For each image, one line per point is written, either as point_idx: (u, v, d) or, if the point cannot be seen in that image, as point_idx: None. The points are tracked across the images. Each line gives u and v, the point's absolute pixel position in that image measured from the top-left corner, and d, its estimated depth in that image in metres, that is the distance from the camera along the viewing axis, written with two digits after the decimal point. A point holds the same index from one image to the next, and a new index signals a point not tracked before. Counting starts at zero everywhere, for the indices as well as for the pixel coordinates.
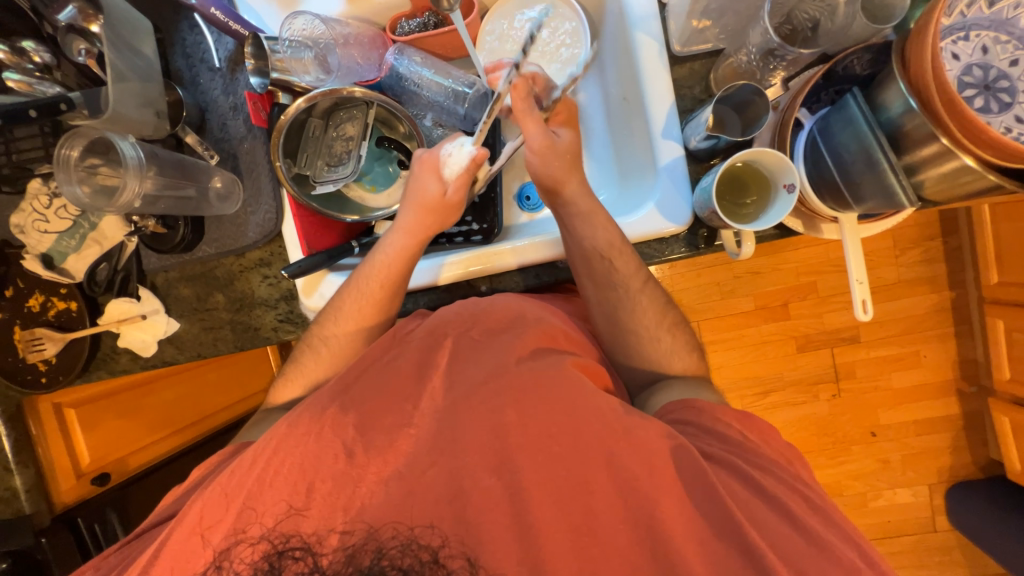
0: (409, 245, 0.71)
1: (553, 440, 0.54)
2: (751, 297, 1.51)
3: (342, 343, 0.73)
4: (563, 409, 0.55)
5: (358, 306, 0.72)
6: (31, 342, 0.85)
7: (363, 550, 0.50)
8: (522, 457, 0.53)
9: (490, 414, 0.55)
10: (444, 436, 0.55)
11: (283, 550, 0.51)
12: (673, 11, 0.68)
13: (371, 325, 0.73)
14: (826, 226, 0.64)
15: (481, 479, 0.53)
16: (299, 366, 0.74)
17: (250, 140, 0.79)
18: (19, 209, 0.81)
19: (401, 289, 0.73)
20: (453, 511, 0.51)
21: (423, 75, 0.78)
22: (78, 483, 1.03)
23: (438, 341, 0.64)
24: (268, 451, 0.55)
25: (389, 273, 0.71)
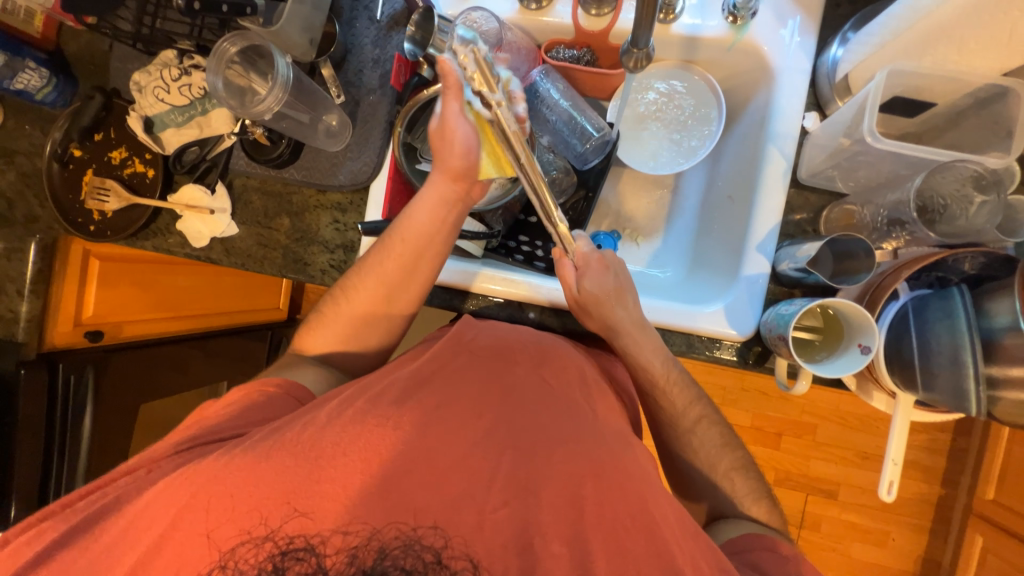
0: (431, 201, 0.70)
1: (627, 534, 0.53)
2: (749, 414, 1.51)
3: (364, 301, 0.74)
4: (641, 509, 0.54)
5: (380, 270, 0.72)
6: (97, 189, 0.87)
7: (365, 550, 0.49)
8: (594, 535, 0.53)
9: (569, 482, 0.55)
10: (522, 479, 0.55)
11: (286, 551, 0.49)
12: (812, 142, 0.70)
13: (393, 284, 0.73)
14: (878, 394, 0.65)
15: (553, 546, 0.52)
16: (318, 318, 0.76)
17: (377, 95, 0.81)
18: (145, 70, 0.85)
19: (429, 252, 0.72)
20: (521, 563, 0.50)
21: (558, 102, 0.80)
22: (72, 330, 1.01)
23: (507, 366, 0.66)
24: (341, 421, 0.56)
25: (413, 231, 0.71)
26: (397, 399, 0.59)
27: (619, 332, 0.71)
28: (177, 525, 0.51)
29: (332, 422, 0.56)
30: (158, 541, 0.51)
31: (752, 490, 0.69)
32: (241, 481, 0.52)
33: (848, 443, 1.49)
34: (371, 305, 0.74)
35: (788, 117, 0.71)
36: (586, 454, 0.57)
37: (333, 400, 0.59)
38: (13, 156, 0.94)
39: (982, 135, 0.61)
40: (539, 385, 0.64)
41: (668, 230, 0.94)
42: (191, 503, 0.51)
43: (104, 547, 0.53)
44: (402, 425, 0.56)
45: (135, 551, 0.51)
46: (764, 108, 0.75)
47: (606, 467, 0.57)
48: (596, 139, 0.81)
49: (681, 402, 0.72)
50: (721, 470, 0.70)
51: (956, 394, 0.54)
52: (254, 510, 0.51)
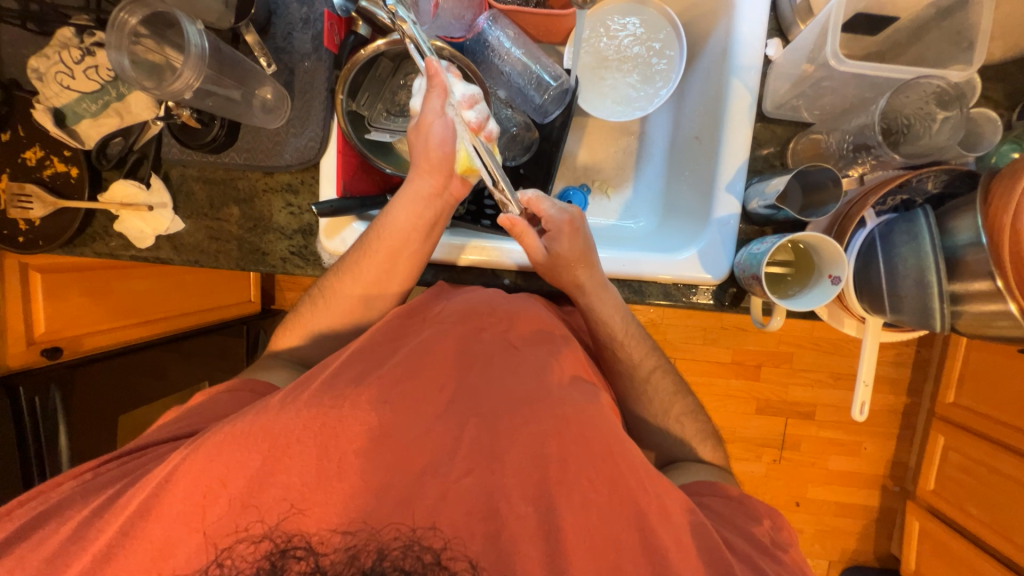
0: (411, 201, 0.68)
1: (592, 486, 0.53)
2: (730, 350, 1.56)
3: (343, 303, 0.72)
4: (605, 457, 0.54)
5: (363, 273, 0.70)
6: (17, 196, 0.78)
7: (365, 551, 0.48)
8: (558, 492, 0.53)
9: (542, 439, 0.55)
10: (485, 445, 0.55)
11: (284, 550, 0.49)
12: (776, 71, 0.68)
13: (373, 286, 0.71)
14: (849, 321, 0.67)
15: (519, 506, 0.52)
16: (299, 316, 0.74)
17: (312, 60, 0.75)
18: (43, 54, 0.75)
19: (407, 250, 0.70)
20: (487, 525, 0.51)
21: (511, 52, 0.74)
22: (27, 350, 0.95)
23: (473, 333, 0.65)
24: (302, 410, 0.54)
25: (393, 233, 0.68)
26: (352, 376, 0.58)
27: (583, 291, 0.70)
28: (131, 532, 0.49)
29: (284, 412, 0.54)
30: (105, 552, 0.49)
31: (700, 431, 0.73)
32: (191, 483, 0.50)
33: (823, 366, 1.57)
34: (350, 308, 0.72)
35: (751, 45, 0.68)
36: (550, 409, 0.57)
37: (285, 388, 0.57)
38: None
39: (944, 47, 0.59)
40: (506, 349, 0.64)
41: (637, 178, 0.91)
42: (143, 505, 0.50)
43: (46, 557, 0.50)
44: (361, 404, 0.55)
45: (80, 562, 0.49)
46: (725, 39, 0.71)
47: (571, 419, 0.56)
48: (554, 89, 0.75)
49: (638, 352, 0.73)
50: (674, 415, 0.73)
51: (922, 313, 0.54)
52: (227, 513, 0.50)
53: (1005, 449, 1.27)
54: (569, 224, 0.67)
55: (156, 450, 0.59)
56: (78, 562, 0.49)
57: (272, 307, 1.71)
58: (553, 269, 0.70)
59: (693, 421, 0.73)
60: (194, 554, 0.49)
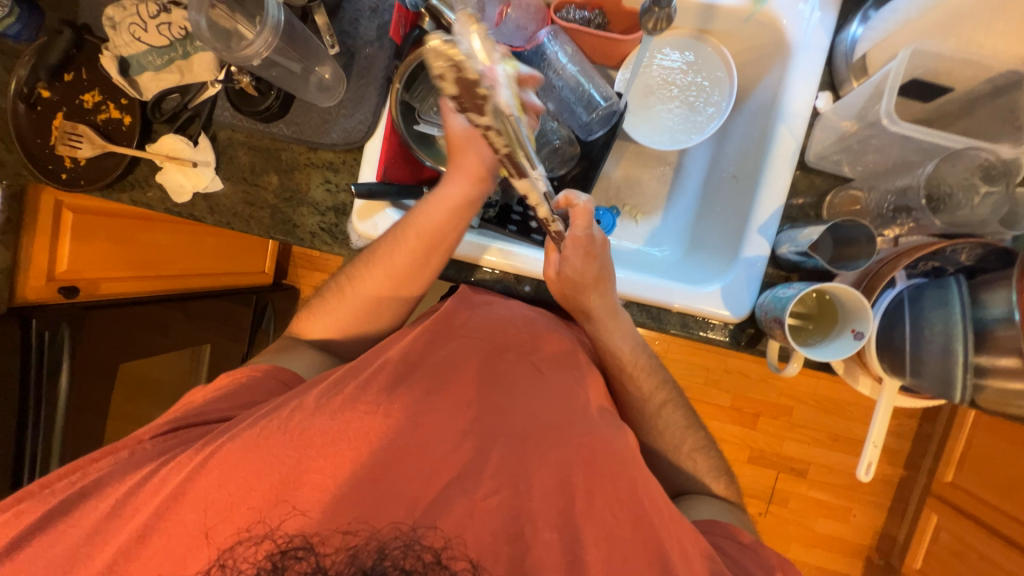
0: (450, 198, 0.67)
1: (608, 512, 0.54)
2: (730, 395, 1.55)
3: (372, 289, 0.73)
4: (631, 497, 0.55)
5: (394, 264, 0.71)
6: (68, 134, 0.81)
7: (365, 551, 0.48)
8: (583, 523, 0.53)
9: (560, 469, 0.55)
10: (514, 464, 0.55)
11: (285, 551, 0.48)
12: (823, 123, 0.69)
13: (402, 276, 0.71)
14: (864, 379, 0.67)
15: (544, 534, 0.52)
16: (325, 303, 0.75)
17: (374, 47, 0.77)
18: (119, 5, 0.78)
19: (443, 245, 0.70)
20: (512, 551, 0.50)
21: (566, 67, 0.76)
22: (46, 285, 0.97)
23: (499, 345, 0.65)
24: (332, 406, 0.55)
25: (428, 226, 0.68)
26: (380, 379, 0.58)
27: (594, 318, 0.71)
28: (167, 512, 0.50)
29: (321, 408, 0.55)
30: (143, 530, 0.50)
31: (712, 468, 0.72)
32: (229, 465, 0.51)
33: (821, 424, 1.55)
34: (377, 295, 0.73)
35: (801, 95, 0.69)
36: (580, 437, 0.58)
37: (321, 385, 0.58)
38: None
39: (995, 123, 0.60)
40: (531, 371, 0.64)
41: (667, 209, 0.92)
42: (178, 488, 0.51)
43: (85, 532, 0.52)
44: (393, 411, 0.55)
45: (119, 528, 0.51)
46: (777, 85, 0.72)
47: (597, 453, 0.57)
48: (603, 109, 0.78)
49: (648, 386, 0.73)
50: (685, 451, 0.72)
51: (943, 380, 0.54)
52: (253, 507, 0.50)
53: (1001, 538, 1.24)
54: (591, 249, 0.64)
55: (191, 430, 0.60)
56: (119, 536, 0.51)
57: (283, 281, 1.73)
58: (568, 291, 0.70)
59: (705, 457, 0.73)
60: (219, 541, 0.49)
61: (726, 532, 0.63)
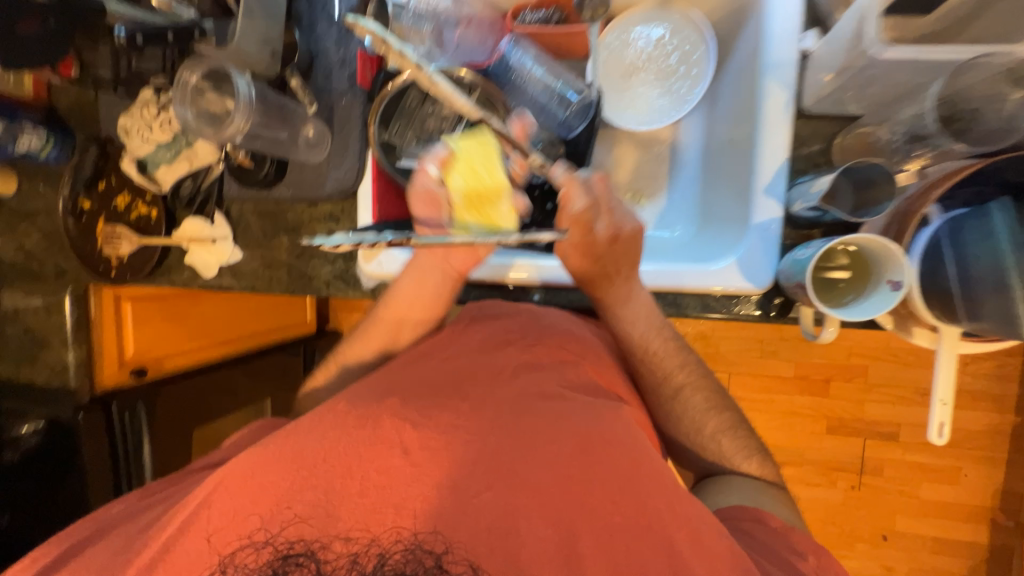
0: (418, 272, 0.72)
1: (618, 510, 0.48)
2: (792, 364, 1.44)
3: (355, 364, 0.76)
4: (638, 487, 0.50)
5: (375, 338, 0.75)
6: (109, 237, 0.91)
7: (365, 557, 0.46)
8: (582, 521, 0.47)
9: (558, 459, 0.50)
10: (504, 462, 0.49)
11: (287, 555, 0.47)
12: (815, 64, 0.63)
13: (383, 353, 0.75)
14: (919, 330, 0.59)
15: (539, 530, 0.47)
16: (313, 381, 0.79)
17: (349, 96, 0.80)
18: (130, 113, 0.87)
19: (417, 318, 0.74)
20: (506, 550, 0.46)
21: (533, 71, 0.76)
22: (118, 370, 1.09)
23: (498, 350, 0.63)
24: (320, 427, 0.52)
25: (404, 302, 0.73)
26: (373, 398, 0.55)
27: (606, 304, 0.68)
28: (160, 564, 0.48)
29: (312, 430, 0.52)
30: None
31: (741, 449, 0.67)
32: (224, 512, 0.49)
33: (904, 380, 1.40)
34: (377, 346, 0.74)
35: (782, 41, 0.64)
36: (574, 424, 0.52)
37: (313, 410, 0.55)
38: (34, 215, 1.02)
39: (1010, 20, 0.53)
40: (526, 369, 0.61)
41: (671, 186, 0.88)
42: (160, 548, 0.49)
43: None
44: (384, 423, 0.51)
45: None
46: (757, 37, 0.68)
47: (591, 438, 0.51)
48: (576, 103, 0.76)
49: (671, 365, 0.68)
50: (712, 433, 0.67)
51: (1004, 320, 0.48)
52: (256, 513, 0.49)
53: None
54: (601, 234, 0.63)
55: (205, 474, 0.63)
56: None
57: None
58: (590, 278, 0.67)
59: (732, 438, 0.68)
60: (220, 547, 0.48)
61: (759, 514, 0.57)
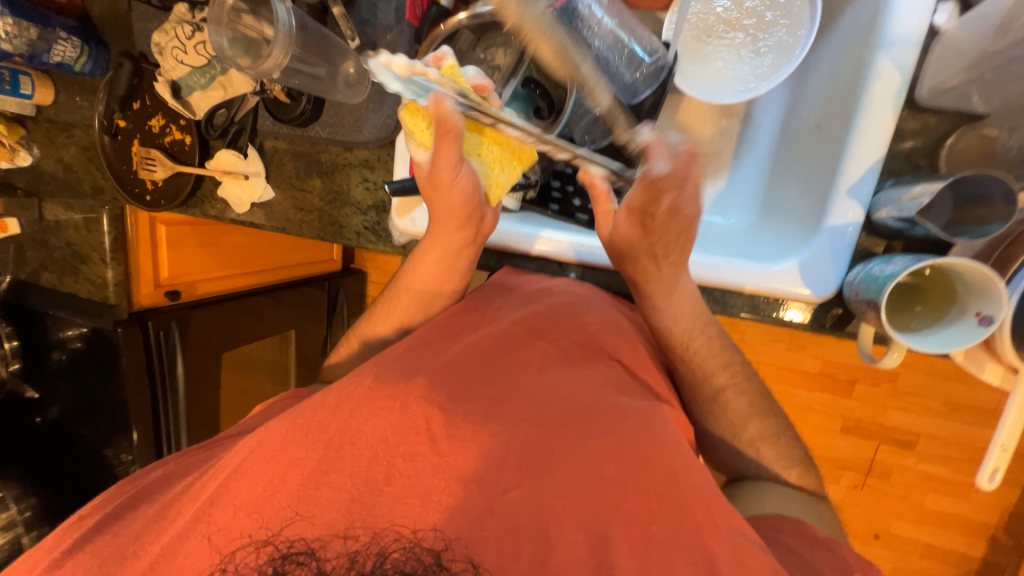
0: (436, 250, 0.68)
1: (654, 518, 0.47)
2: (819, 361, 1.39)
3: (377, 340, 0.73)
4: (671, 493, 0.48)
5: (395, 313, 0.72)
6: (145, 159, 0.90)
7: (365, 555, 0.44)
8: (616, 530, 0.47)
9: (591, 461, 0.49)
10: (537, 456, 0.50)
11: (287, 555, 0.45)
12: (945, 43, 0.53)
13: (404, 332, 0.72)
14: (992, 366, 0.54)
15: (570, 534, 0.47)
16: (337, 353, 0.78)
17: (394, 32, 0.73)
18: (163, 30, 0.81)
19: (439, 295, 0.71)
20: (536, 550, 0.46)
21: (602, 21, 0.65)
22: (154, 291, 1.12)
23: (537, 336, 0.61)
24: (350, 402, 0.51)
25: (424, 278, 0.70)
26: (406, 370, 0.55)
27: (648, 289, 0.64)
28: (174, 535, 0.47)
29: (342, 403, 0.51)
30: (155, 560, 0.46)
31: (781, 457, 0.65)
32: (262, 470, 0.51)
33: (936, 392, 1.34)
34: (421, 290, 0.70)
35: (911, 12, 0.53)
36: (609, 424, 0.52)
37: (343, 380, 0.55)
38: (71, 130, 1.01)
39: None
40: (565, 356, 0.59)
41: (733, 167, 0.80)
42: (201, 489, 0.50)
43: None
44: (412, 404, 0.51)
45: None
46: (875, 3, 0.57)
47: (630, 444, 0.50)
48: (648, 65, 0.68)
49: (715, 366, 0.65)
50: (743, 436, 0.65)
51: None
52: (256, 512, 0.47)
53: None
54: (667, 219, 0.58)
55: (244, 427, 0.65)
56: (152, 535, 0.50)
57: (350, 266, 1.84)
58: (621, 250, 0.64)
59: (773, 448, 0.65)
60: (219, 545, 0.46)
61: (792, 527, 0.55)
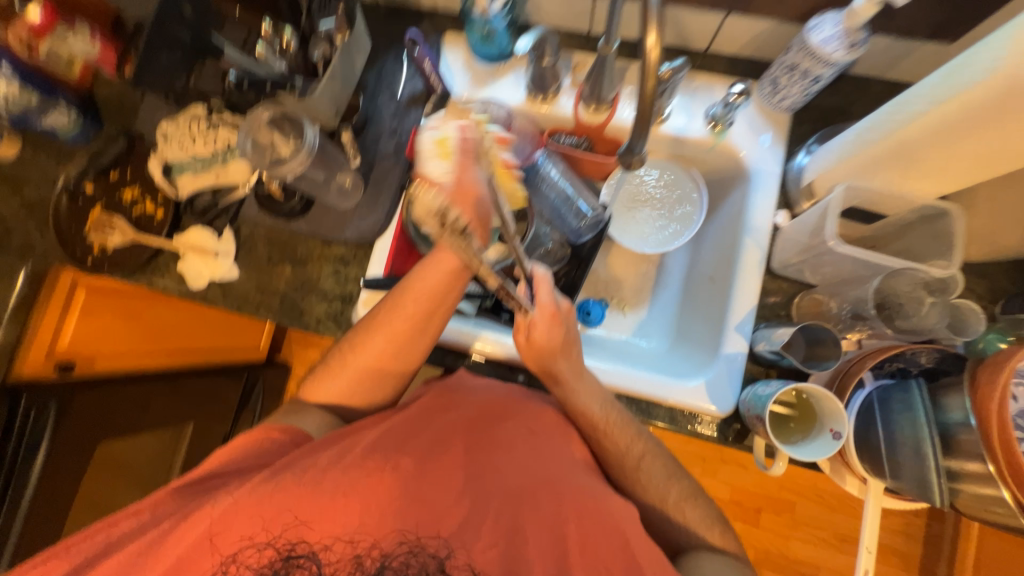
0: (446, 267, 0.70)
1: None
2: (728, 487, 1.50)
3: (370, 357, 0.73)
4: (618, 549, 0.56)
5: (394, 327, 0.71)
6: (103, 225, 0.89)
7: (369, 557, 0.56)
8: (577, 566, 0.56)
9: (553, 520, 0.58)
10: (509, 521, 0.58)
11: (289, 557, 0.56)
12: (786, 236, 0.77)
13: (402, 343, 0.72)
14: (851, 479, 0.67)
15: None
16: (328, 366, 0.75)
17: (391, 161, 0.88)
18: (174, 120, 0.90)
19: (442, 308, 0.72)
20: None
21: (558, 182, 0.87)
22: (43, 362, 0.98)
23: (497, 421, 0.67)
24: (345, 462, 0.59)
25: (426, 292, 0.70)
26: (389, 447, 0.62)
27: (562, 381, 0.71)
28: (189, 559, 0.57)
29: (335, 464, 0.59)
30: (178, 565, 0.56)
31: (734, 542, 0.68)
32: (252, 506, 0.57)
33: (827, 524, 1.48)
34: (428, 300, 0.71)
35: (761, 213, 0.79)
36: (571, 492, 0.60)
37: (337, 443, 0.62)
38: (22, 185, 0.98)
39: (927, 242, 0.69)
40: (524, 439, 0.66)
41: (653, 302, 0.99)
42: (210, 529, 0.57)
43: None
44: (402, 463, 0.61)
45: None
46: (741, 203, 0.83)
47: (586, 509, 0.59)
48: (589, 218, 0.87)
49: (640, 455, 0.70)
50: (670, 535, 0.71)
51: (920, 484, 0.57)
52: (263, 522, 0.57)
53: None
54: (553, 312, 0.68)
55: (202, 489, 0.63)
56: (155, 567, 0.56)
57: (276, 356, 1.74)
58: (536, 358, 0.70)
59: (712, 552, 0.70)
60: (223, 548, 0.57)
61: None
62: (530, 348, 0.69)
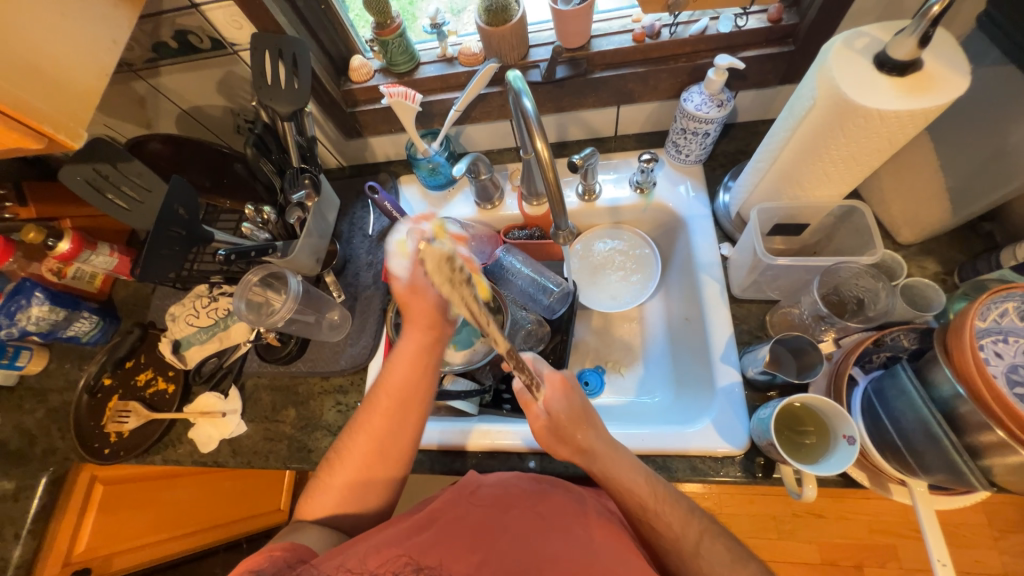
0: (407, 355, 0.71)
1: None
2: (814, 546, 1.33)
3: (355, 465, 0.71)
4: None
5: (375, 427, 0.71)
6: (119, 412, 0.94)
7: None
8: None
9: None
10: None
11: None
12: (734, 263, 0.83)
13: (385, 439, 0.71)
14: (894, 486, 0.63)
15: None
16: (322, 477, 0.73)
17: (372, 289, 0.98)
18: (182, 302, 1.01)
19: (415, 397, 0.72)
20: None
21: (520, 269, 0.96)
22: (59, 571, 0.96)
23: (502, 510, 0.65)
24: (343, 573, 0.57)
25: (396, 385, 0.71)
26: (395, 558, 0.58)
27: (593, 456, 0.67)
28: None
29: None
30: None
31: None
32: None
33: None
34: (398, 393, 0.71)
35: (705, 250, 0.86)
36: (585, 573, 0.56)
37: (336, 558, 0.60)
38: (46, 395, 1.04)
39: (856, 238, 0.76)
40: (533, 522, 0.63)
41: (646, 357, 1.00)
42: None
43: None
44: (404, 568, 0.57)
45: None
46: (687, 245, 0.91)
47: None
48: (557, 292, 0.93)
49: (677, 522, 0.64)
50: None
51: (951, 470, 0.54)
52: None
53: None
54: (564, 381, 0.69)
55: None
56: None
57: None
58: (556, 434, 0.68)
59: None
60: None
61: None
62: (550, 424, 0.68)
